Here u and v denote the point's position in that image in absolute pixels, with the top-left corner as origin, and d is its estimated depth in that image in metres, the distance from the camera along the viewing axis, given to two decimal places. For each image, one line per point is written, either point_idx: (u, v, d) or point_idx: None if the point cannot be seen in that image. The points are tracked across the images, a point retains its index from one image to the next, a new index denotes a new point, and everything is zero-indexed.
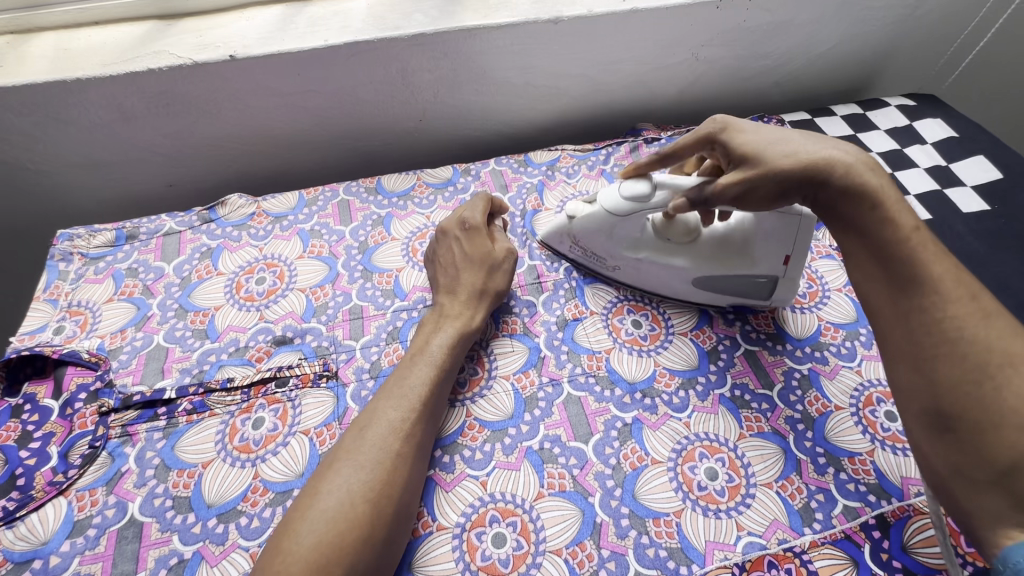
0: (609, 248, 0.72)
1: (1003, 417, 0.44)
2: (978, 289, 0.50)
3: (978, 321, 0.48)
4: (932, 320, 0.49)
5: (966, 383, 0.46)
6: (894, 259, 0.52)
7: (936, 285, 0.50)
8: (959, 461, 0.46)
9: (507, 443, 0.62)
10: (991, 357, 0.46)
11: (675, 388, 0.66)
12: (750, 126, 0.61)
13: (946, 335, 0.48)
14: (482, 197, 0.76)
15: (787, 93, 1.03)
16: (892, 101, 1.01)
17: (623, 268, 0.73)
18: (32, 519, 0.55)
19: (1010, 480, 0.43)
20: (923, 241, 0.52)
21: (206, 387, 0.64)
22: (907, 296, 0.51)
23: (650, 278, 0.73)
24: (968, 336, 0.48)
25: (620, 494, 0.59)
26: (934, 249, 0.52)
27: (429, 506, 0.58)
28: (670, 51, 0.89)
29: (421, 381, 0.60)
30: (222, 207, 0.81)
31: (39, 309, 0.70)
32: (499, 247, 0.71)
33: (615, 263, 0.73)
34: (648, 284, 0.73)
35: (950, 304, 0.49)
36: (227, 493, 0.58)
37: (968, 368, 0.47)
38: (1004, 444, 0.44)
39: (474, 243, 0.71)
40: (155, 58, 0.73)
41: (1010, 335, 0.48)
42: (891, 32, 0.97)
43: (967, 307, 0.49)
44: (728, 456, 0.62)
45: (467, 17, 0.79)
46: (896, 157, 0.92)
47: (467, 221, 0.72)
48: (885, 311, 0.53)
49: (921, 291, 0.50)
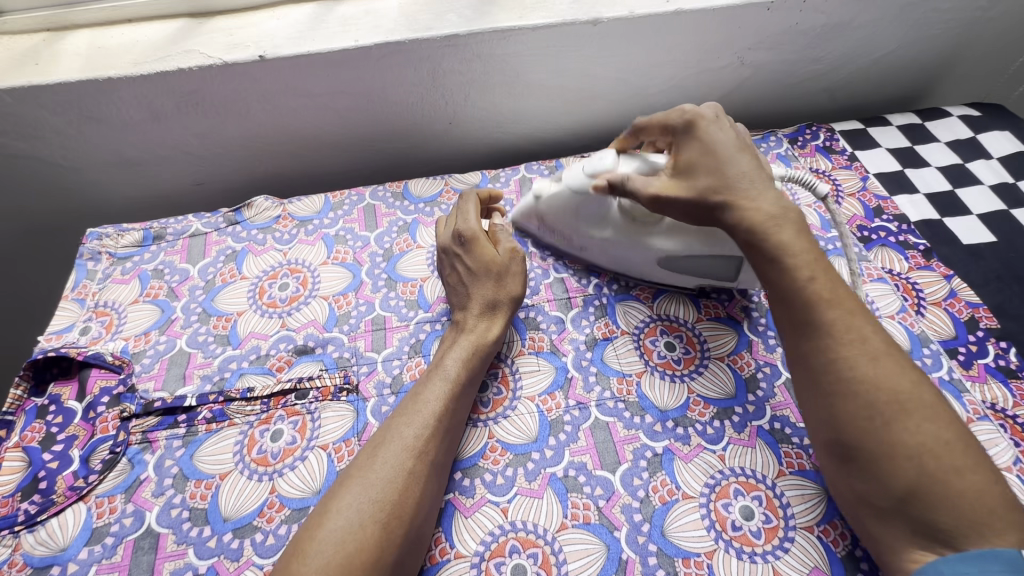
0: (575, 226, 0.72)
1: (895, 453, 0.47)
2: (867, 325, 0.52)
3: (867, 362, 0.50)
4: (828, 361, 0.51)
5: (859, 420, 0.49)
6: (792, 303, 0.54)
7: (830, 328, 0.52)
8: (864, 490, 0.49)
9: (530, 468, 0.60)
10: (880, 398, 0.48)
11: (710, 418, 0.63)
12: (703, 132, 0.61)
13: (839, 375, 0.50)
14: (471, 202, 0.72)
15: (837, 100, 0.97)
16: (955, 111, 0.94)
17: (590, 247, 0.73)
18: (51, 524, 0.55)
19: (906, 507, 0.46)
20: (820, 281, 0.53)
21: (226, 396, 0.63)
22: (807, 337, 0.53)
23: (616, 257, 0.72)
24: (858, 377, 0.49)
25: (648, 530, 0.56)
26: (831, 288, 0.53)
27: (447, 531, 0.56)
28: (715, 55, 0.84)
29: (434, 397, 0.58)
30: (248, 209, 0.80)
31: (67, 309, 0.70)
32: (503, 251, 0.68)
33: (582, 243, 0.73)
34: (620, 265, 0.73)
35: (843, 346, 0.51)
36: (243, 507, 0.57)
37: (861, 409, 0.49)
38: (898, 475, 0.47)
39: (476, 254, 0.67)
40: (186, 58, 0.72)
41: (901, 370, 0.49)
42: (956, 37, 0.90)
43: (856, 349, 0.50)
44: (765, 495, 0.57)
45: (502, 17, 0.76)
46: (958, 173, 0.85)
47: (463, 234, 0.68)
48: (793, 349, 0.55)
49: (816, 335, 0.52)
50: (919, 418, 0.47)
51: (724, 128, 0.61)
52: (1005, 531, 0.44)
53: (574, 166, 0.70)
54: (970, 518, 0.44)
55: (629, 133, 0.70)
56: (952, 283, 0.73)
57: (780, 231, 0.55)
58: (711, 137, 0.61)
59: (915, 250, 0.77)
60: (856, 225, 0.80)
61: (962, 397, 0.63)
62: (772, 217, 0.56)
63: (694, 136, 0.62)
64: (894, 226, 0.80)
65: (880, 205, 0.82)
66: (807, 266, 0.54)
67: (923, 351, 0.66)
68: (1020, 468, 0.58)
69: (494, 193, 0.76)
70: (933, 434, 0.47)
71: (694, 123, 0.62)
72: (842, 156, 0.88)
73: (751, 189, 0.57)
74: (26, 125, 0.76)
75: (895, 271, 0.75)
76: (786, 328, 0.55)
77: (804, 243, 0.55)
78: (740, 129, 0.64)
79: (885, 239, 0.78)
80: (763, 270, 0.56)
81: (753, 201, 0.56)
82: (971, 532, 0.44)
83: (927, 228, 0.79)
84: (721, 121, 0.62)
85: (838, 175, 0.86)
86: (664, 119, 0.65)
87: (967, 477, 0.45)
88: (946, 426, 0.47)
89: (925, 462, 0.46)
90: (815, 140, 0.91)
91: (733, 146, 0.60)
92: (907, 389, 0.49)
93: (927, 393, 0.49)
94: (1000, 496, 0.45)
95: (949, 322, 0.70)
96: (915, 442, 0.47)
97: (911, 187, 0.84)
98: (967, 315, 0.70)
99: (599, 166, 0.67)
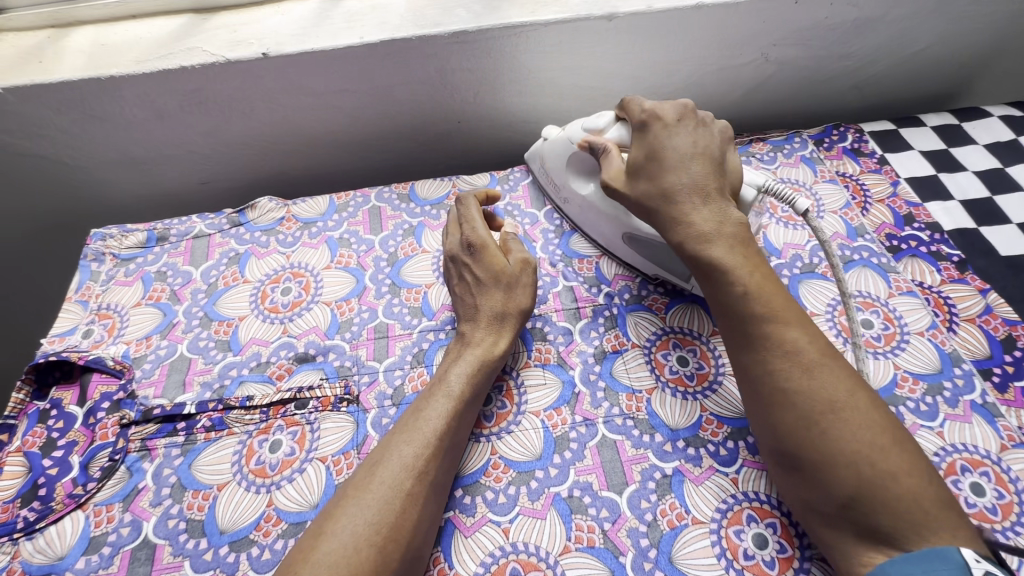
0: (564, 177, 0.74)
1: (832, 460, 0.47)
2: (801, 336, 0.52)
3: (800, 373, 0.50)
4: (767, 372, 0.52)
5: (796, 430, 0.50)
6: (733, 318, 0.55)
7: (766, 340, 0.53)
8: (809, 497, 0.49)
9: (534, 487, 0.58)
10: (817, 407, 0.49)
11: (723, 438, 0.60)
12: (654, 138, 0.61)
13: (778, 386, 0.51)
14: (472, 206, 0.69)
15: (867, 98, 0.92)
16: (995, 111, 0.88)
17: (571, 204, 0.75)
18: (50, 532, 0.55)
19: (848, 512, 0.47)
20: (759, 292, 0.54)
21: (225, 404, 0.62)
22: (748, 351, 0.54)
23: (590, 223, 0.74)
24: (793, 389, 0.50)
25: (655, 557, 0.53)
26: (771, 298, 0.54)
27: (446, 551, 0.54)
28: (737, 51, 0.80)
29: (437, 415, 0.56)
30: (251, 210, 0.79)
31: (70, 311, 0.70)
32: (514, 261, 0.66)
33: (566, 197, 0.75)
34: (591, 233, 0.75)
35: (776, 358, 0.52)
36: (240, 520, 0.55)
37: (797, 419, 0.50)
38: (838, 481, 0.47)
39: (485, 263, 0.65)
40: (188, 55, 0.71)
41: (834, 378, 0.50)
42: (998, 31, 0.84)
43: (790, 361, 0.51)
44: (781, 522, 0.54)
45: (513, 13, 0.73)
46: (996, 177, 0.80)
47: (472, 242, 0.66)
48: (736, 362, 0.56)
49: (754, 348, 0.53)
50: (853, 424, 0.48)
51: (680, 134, 0.61)
52: (942, 530, 0.44)
53: (575, 120, 0.72)
54: (908, 520, 0.44)
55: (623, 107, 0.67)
56: (987, 298, 0.69)
57: (711, 247, 0.56)
58: (662, 143, 0.61)
59: (949, 262, 0.72)
60: (885, 233, 0.75)
61: (996, 422, 0.59)
62: (708, 234, 0.56)
63: (646, 139, 0.62)
64: (925, 235, 0.75)
65: (910, 212, 0.77)
66: (743, 280, 0.55)
67: (954, 371, 0.63)
68: None
69: (491, 191, 0.74)
70: (867, 440, 0.47)
71: (649, 127, 0.62)
72: (871, 159, 0.84)
73: (691, 200, 0.58)
74: (31, 124, 0.76)
75: (926, 283, 0.71)
76: (730, 341, 0.56)
77: (741, 257, 0.56)
78: (703, 131, 0.62)
79: (916, 248, 0.74)
80: (705, 284, 0.57)
81: (688, 215, 0.57)
82: (910, 532, 0.44)
83: (961, 238, 0.75)
84: (679, 126, 0.61)
85: (866, 180, 0.81)
86: (637, 108, 0.64)
87: (903, 480, 0.46)
88: (881, 431, 0.48)
89: (859, 468, 0.46)
90: (843, 141, 0.86)
91: (682, 154, 0.60)
92: (842, 397, 0.49)
93: (862, 399, 0.49)
94: (935, 497, 0.45)
95: (983, 339, 0.66)
96: (850, 449, 0.47)
97: (945, 193, 0.79)
98: (1003, 333, 0.66)
99: (591, 125, 0.68)
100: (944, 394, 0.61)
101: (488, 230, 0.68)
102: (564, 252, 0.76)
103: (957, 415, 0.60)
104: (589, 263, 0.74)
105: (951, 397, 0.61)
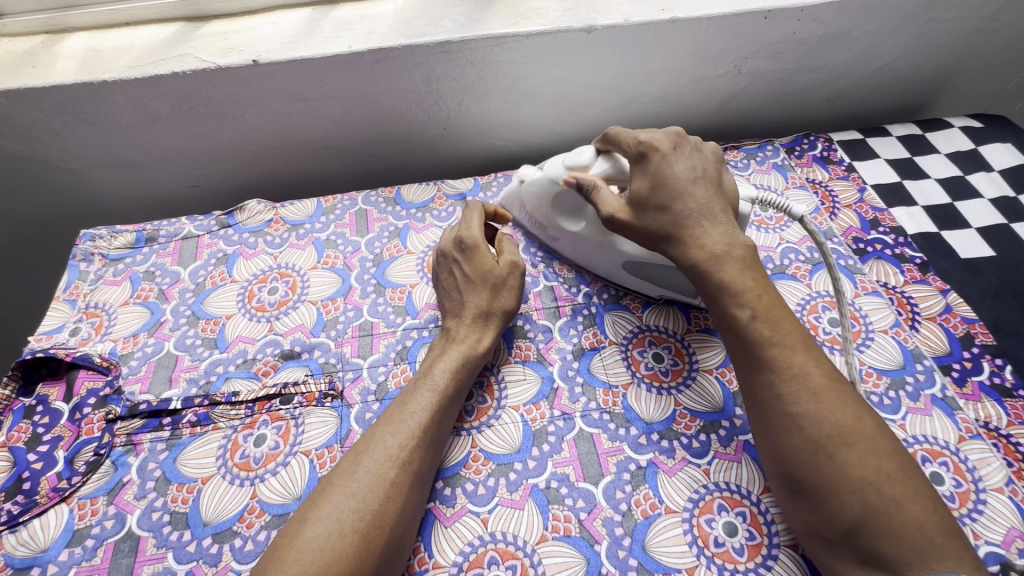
0: (551, 216, 0.73)
1: (839, 486, 0.49)
2: (808, 361, 0.54)
3: (807, 399, 0.52)
4: (775, 396, 0.54)
5: (803, 453, 0.51)
6: (741, 341, 0.57)
7: (772, 364, 0.54)
8: (813, 522, 0.51)
9: (512, 478, 0.59)
10: (825, 433, 0.51)
11: (696, 431, 0.62)
12: (656, 169, 0.62)
13: (786, 410, 0.53)
14: (476, 211, 0.71)
15: (837, 109, 0.96)
16: (956, 122, 0.93)
17: (562, 240, 0.75)
18: (33, 525, 0.56)
19: (854, 538, 0.48)
20: (764, 321, 0.56)
21: (211, 400, 0.63)
22: (754, 373, 0.56)
23: (586, 253, 0.73)
24: (801, 414, 0.52)
25: (629, 545, 0.55)
26: (777, 325, 0.56)
27: (426, 541, 0.55)
28: (711, 64, 0.83)
29: (421, 408, 0.57)
30: (240, 212, 0.81)
31: (58, 309, 0.71)
32: (503, 262, 0.67)
33: (555, 234, 0.75)
34: (585, 260, 0.74)
35: (785, 382, 0.53)
36: (224, 512, 0.56)
37: (805, 442, 0.51)
38: (844, 508, 0.48)
39: (475, 262, 0.67)
40: (180, 62, 0.73)
41: (840, 404, 0.52)
42: (959, 48, 0.89)
43: (798, 385, 0.53)
44: (750, 511, 0.57)
45: (496, 24, 0.76)
46: (957, 185, 0.84)
47: (464, 240, 0.68)
48: (743, 384, 0.58)
49: (762, 371, 0.55)
50: (861, 451, 0.50)
51: (679, 160, 0.62)
52: (947, 557, 0.46)
53: (556, 157, 0.71)
54: (913, 548, 0.46)
55: (600, 141, 0.68)
56: (947, 298, 0.72)
57: (722, 270, 0.58)
58: (664, 172, 0.61)
59: (911, 264, 0.76)
60: (852, 237, 0.79)
61: (955, 415, 0.62)
62: (716, 258, 0.58)
63: (648, 171, 0.62)
64: (890, 238, 0.79)
65: (876, 217, 0.81)
66: (750, 305, 0.56)
67: (916, 367, 0.66)
68: (1012, 489, 0.57)
69: (499, 209, 0.76)
70: (874, 465, 0.49)
71: (648, 157, 0.63)
72: (839, 167, 0.87)
73: (701, 224, 0.59)
74: (22, 127, 0.77)
75: (890, 284, 0.74)
76: (737, 364, 0.58)
77: (750, 283, 0.58)
78: (698, 155, 0.64)
79: (881, 251, 0.77)
80: (712, 306, 0.59)
81: (698, 241, 0.59)
82: (914, 560, 0.46)
83: (925, 242, 0.78)
84: (676, 153, 0.62)
85: (834, 186, 0.85)
86: (624, 143, 0.65)
87: (909, 507, 0.48)
88: (887, 457, 0.50)
89: (867, 494, 0.48)
90: (813, 150, 0.90)
91: (685, 180, 0.61)
92: (848, 423, 0.51)
93: (869, 425, 0.51)
94: (941, 525, 0.47)
95: (944, 337, 0.69)
96: (859, 474, 0.49)
97: (909, 200, 0.83)
98: (962, 330, 0.69)
99: (575, 161, 0.68)
100: (906, 389, 0.64)
101: (483, 230, 0.70)
102: (545, 254, 0.79)
103: (919, 409, 0.62)
104: (569, 266, 0.77)
105: (912, 392, 0.64)
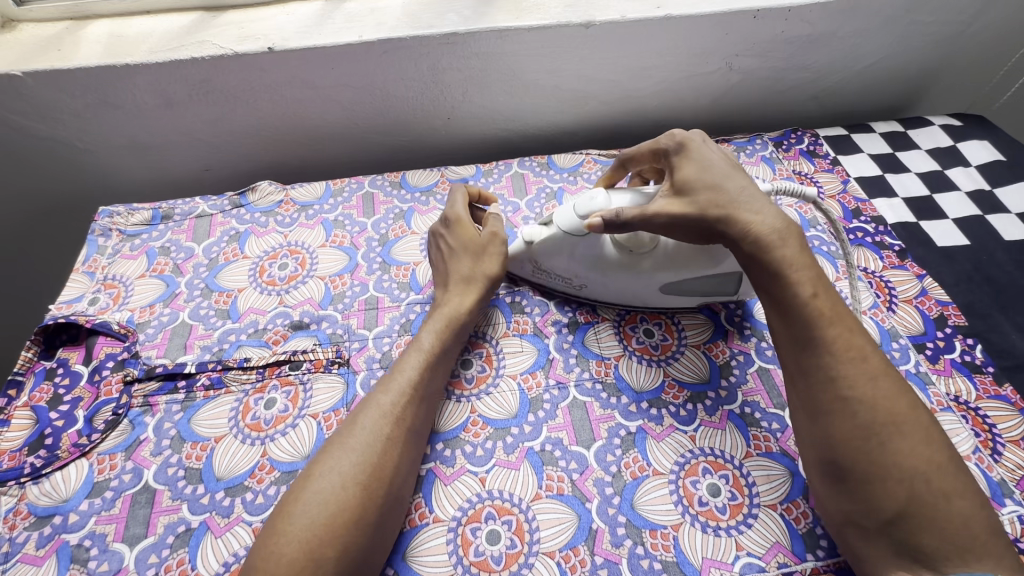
0: (572, 267, 0.70)
1: (887, 475, 0.49)
2: (867, 345, 0.54)
3: (866, 383, 0.52)
4: (829, 378, 0.53)
5: (854, 438, 0.50)
6: (794, 322, 0.55)
7: (829, 347, 0.53)
8: (851, 510, 0.51)
9: (509, 441, 0.63)
10: (879, 419, 0.50)
11: (683, 400, 0.66)
12: (695, 154, 0.62)
13: (841, 394, 0.52)
14: (461, 193, 0.75)
15: (824, 107, 1.01)
16: (936, 120, 0.97)
17: (590, 286, 0.71)
18: (55, 477, 0.59)
19: (893, 528, 0.48)
20: (824, 304, 0.54)
21: (224, 365, 0.67)
22: (807, 355, 0.54)
23: (617, 289, 0.70)
24: (858, 398, 0.51)
25: (618, 503, 0.58)
26: (835, 311, 0.55)
27: (428, 497, 0.59)
28: (703, 61, 0.88)
29: (411, 366, 0.61)
30: (252, 193, 0.85)
31: (77, 281, 0.75)
32: (485, 232, 0.71)
33: (581, 282, 0.71)
34: (617, 296, 0.72)
35: (842, 365, 0.53)
36: (236, 468, 0.60)
37: (857, 428, 0.50)
38: (888, 497, 0.49)
39: (457, 233, 0.71)
40: (199, 48, 0.77)
41: (894, 392, 0.52)
42: (940, 50, 0.93)
43: (855, 368, 0.52)
44: (732, 473, 0.60)
45: (500, 18, 0.80)
46: (936, 179, 0.88)
47: (447, 215, 0.72)
48: (790, 367, 0.56)
49: (815, 353, 0.54)
50: (912, 440, 0.50)
51: (714, 150, 0.63)
52: (986, 555, 0.47)
53: (564, 208, 0.68)
54: (955, 543, 0.47)
55: (616, 167, 0.73)
56: (923, 282, 0.76)
57: (784, 246, 0.55)
58: (703, 157, 0.62)
59: (890, 251, 0.80)
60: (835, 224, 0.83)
61: (927, 390, 0.66)
62: (780, 235, 0.56)
63: (689, 157, 0.63)
64: (871, 227, 0.83)
65: (858, 207, 0.85)
66: (812, 285, 0.55)
67: (892, 345, 0.69)
68: (979, 456, 0.60)
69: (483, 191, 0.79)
70: (925, 456, 0.49)
71: (687, 147, 0.64)
72: (824, 160, 0.92)
73: (752, 204, 0.57)
74: (45, 107, 0.81)
75: (870, 269, 0.78)
76: (785, 346, 0.56)
77: (809, 262, 0.56)
78: (728, 150, 0.65)
79: (863, 239, 0.81)
80: (767, 285, 0.56)
81: (757, 218, 0.56)
82: (953, 554, 0.47)
83: (904, 231, 0.82)
84: (710, 145, 0.64)
85: (820, 178, 0.89)
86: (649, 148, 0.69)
87: (956, 501, 0.48)
88: (938, 449, 0.50)
89: (915, 485, 0.48)
90: (800, 144, 0.94)
91: (726, 166, 0.61)
92: (903, 411, 0.51)
93: (924, 416, 0.51)
94: (984, 522, 0.48)
95: (919, 318, 0.73)
96: (909, 464, 0.49)
97: (890, 192, 0.87)
98: (937, 312, 0.73)
99: (590, 205, 0.64)
100: None
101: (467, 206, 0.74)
102: None
103: None
104: None
105: None
